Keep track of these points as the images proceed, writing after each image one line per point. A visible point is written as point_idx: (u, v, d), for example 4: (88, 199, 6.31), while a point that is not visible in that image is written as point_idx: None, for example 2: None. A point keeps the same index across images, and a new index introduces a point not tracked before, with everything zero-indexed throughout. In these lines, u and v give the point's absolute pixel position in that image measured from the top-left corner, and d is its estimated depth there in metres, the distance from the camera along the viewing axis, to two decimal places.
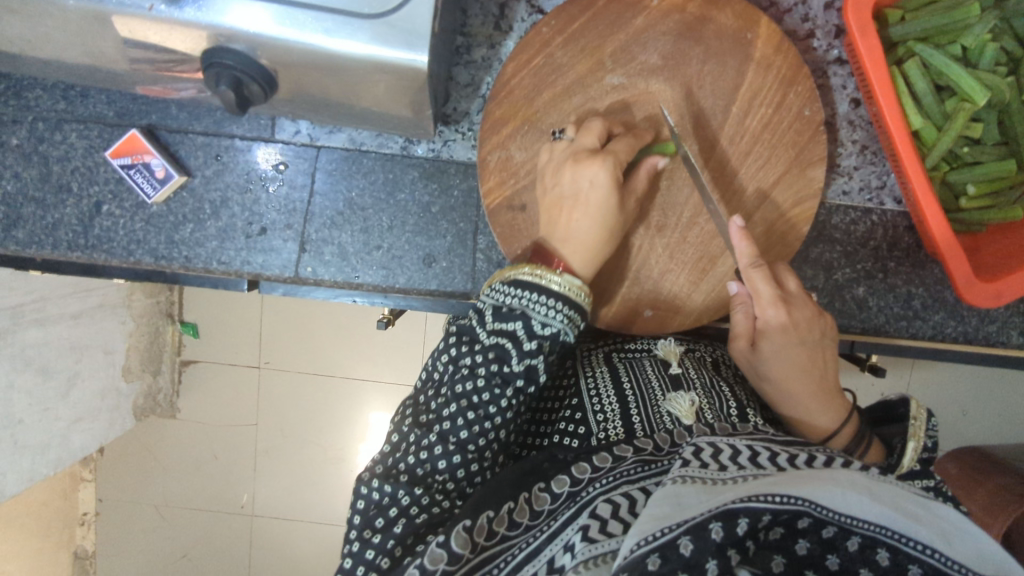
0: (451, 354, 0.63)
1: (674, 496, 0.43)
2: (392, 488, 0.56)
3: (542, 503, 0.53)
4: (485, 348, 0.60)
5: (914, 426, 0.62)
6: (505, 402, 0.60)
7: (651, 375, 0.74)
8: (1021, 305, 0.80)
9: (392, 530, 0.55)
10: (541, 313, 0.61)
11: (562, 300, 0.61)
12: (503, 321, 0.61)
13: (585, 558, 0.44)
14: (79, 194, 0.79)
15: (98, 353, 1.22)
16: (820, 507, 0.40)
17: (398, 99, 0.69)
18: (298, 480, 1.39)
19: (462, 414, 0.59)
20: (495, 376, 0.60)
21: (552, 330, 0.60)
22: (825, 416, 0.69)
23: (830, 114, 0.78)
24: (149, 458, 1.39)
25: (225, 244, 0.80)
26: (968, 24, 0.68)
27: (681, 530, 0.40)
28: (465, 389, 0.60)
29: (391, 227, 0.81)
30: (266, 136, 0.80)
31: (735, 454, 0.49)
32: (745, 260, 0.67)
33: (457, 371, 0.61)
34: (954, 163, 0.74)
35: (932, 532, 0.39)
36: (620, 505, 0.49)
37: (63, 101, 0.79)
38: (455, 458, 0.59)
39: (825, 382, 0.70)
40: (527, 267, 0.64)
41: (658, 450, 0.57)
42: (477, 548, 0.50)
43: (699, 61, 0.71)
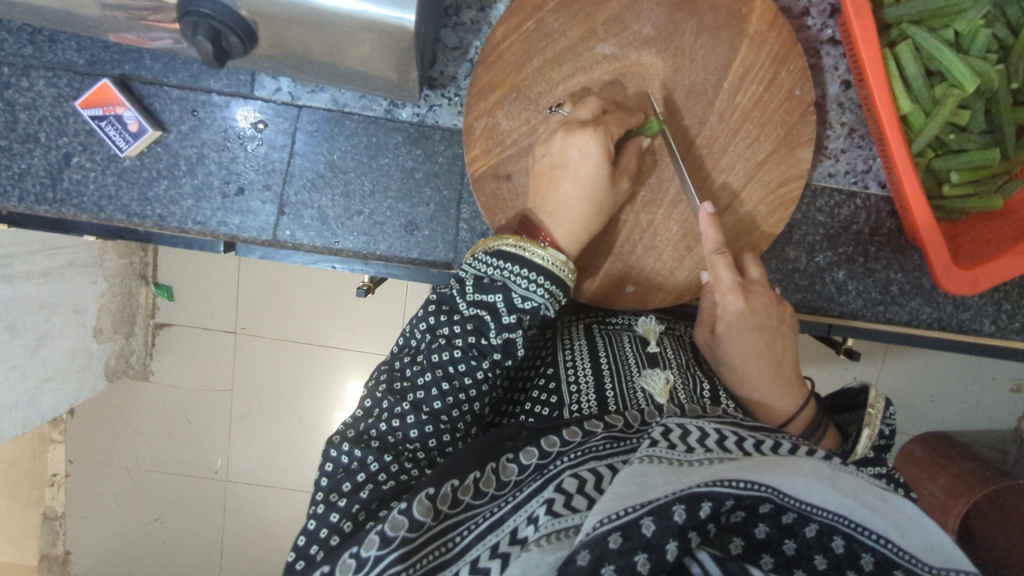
0: (429, 323, 0.62)
1: (639, 476, 0.43)
2: (362, 453, 0.55)
3: (509, 474, 0.54)
4: (464, 319, 0.61)
5: (870, 415, 0.64)
6: (481, 375, 0.60)
7: (628, 352, 0.75)
8: (996, 294, 0.81)
9: (358, 495, 0.53)
10: (522, 287, 0.61)
11: (544, 275, 0.62)
12: (484, 292, 0.61)
13: (549, 532, 0.43)
14: (48, 145, 0.76)
15: (67, 312, 1.19)
16: (782, 493, 0.41)
17: (384, 59, 0.67)
18: (271, 446, 1.39)
19: (437, 384, 0.59)
20: (472, 348, 0.60)
21: (533, 304, 0.61)
22: (783, 400, 0.68)
23: (820, 95, 0.78)
24: (120, 420, 1.38)
25: (201, 204, 0.78)
26: (962, 9, 0.68)
27: (644, 510, 0.39)
28: (442, 358, 0.60)
29: (373, 192, 0.79)
30: (245, 93, 0.78)
31: (703, 437, 0.49)
32: (711, 247, 0.67)
33: (434, 341, 0.61)
34: (939, 150, 0.74)
35: (888, 523, 0.40)
36: (586, 480, 0.49)
37: (29, 46, 0.75)
38: (428, 427, 0.58)
39: (785, 368, 0.70)
40: (511, 238, 0.64)
41: (628, 427, 0.58)
42: (441, 515, 0.49)
43: (692, 34, 0.70)
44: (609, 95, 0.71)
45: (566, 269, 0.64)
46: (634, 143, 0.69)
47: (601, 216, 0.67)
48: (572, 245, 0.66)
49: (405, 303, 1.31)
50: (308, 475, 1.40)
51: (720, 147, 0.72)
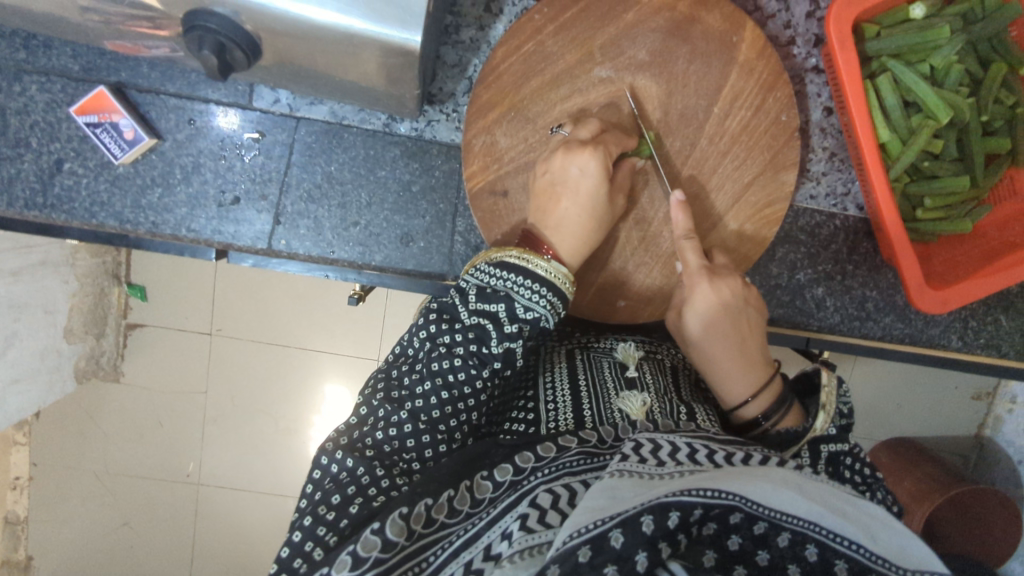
0: (430, 331, 0.63)
1: (610, 490, 0.46)
2: (353, 463, 0.56)
3: (483, 491, 0.55)
4: (465, 327, 0.62)
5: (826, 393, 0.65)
6: (480, 384, 0.62)
7: (607, 375, 0.76)
8: (963, 311, 0.86)
9: (347, 510, 0.53)
10: (524, 297, 0.64)
11: (546, 287, 0.64)
12: (486, 302, 0.63)
13: (522, 549, 0.46)
14: (39, 150, 0.75)
15: (38, 313, 1.16)
16: (751, 501, 0.44)
17: (386, 76, 0.69)
18: (246, 452, 1.38)
19: (436, 393, 0.61)
20: (473, 356, 0.62)
21: (534, 314, 0.63)
22: (745, 378, 0.70)
23: (804, 121, 0.81)
24: (91, 424, 1.35)
25: (195, 212, 0.78)
26: (937, 45, 0.72)
27: (613, 523, 0.42)
28: (441, 367, 0.61)
29: (369, 204, 0.80)
30: (243, 103, 0.78)
31: (674, 451, 0.52)
32: (680, 233, 0.72)
33: (434, 349, 0.62)
34: (914, 176, 0.78)
35: (858, 529, 0.43)
36: (560, 496, 0.51)
37: (22, 50, 0.74)
38: (425, 438, 0.60)
39: (747, 348, 0.71)
40: (514, 250, 0.67)
41: (602, 442, 0.61)
42: (413, 535, 0.50)
43: (685, 60, 0.72)
44: (605, 116, 0.73)
45: (566, 283, 0.66)
46: (625, 163, 0.72)
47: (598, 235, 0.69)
48: (574, 255, 0.69)
49: (388, 308, 1.32)
50: (284, 481, 1.39)
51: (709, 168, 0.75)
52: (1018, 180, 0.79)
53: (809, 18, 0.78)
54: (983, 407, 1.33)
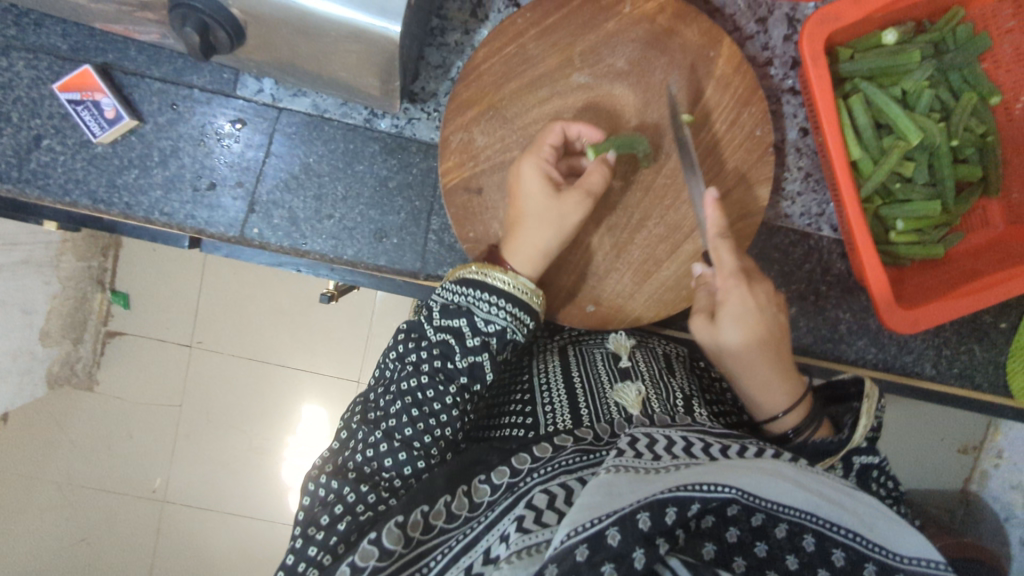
0: (399, 351, 0.64)
1: (606, 485, 0.46)
2: (339, 485, 0.57)
3: (481, 494, 0.57)
4: (431, 343, 0.62)
5: (868, 403, 0.63)
6: (450, 400, 0.61)
7: (601, 369, 0.75)
8: (936, 338, 0.85)
9: (336, 528, 0.54)
10: (484, 311, 0.62)
11: (506, 298, 0.63)
12: (449, 317, 0.63)
13: (520, 549, 0.46)
14: (19, 125, 0.75)
15: (15, 311, 1.09)
16: (749, 495, 0.46)
17: (369, 71, 0.70)
18: (216, 467, 1.34)
19: (406, 411, 0.61)
20: (439, 372, 0.62)
21: (496, 327, 0.62)
22: (779, 393, 0.66)
23: (779, 139, 0.82)
24: (57, 432, 1.29)
25: (170, 195, 0.78)
26: (909, 70, 0.74)
27: (610, 521, 0.43)
28: (410, 386, 0.61)
29: (346, 197, 0.80)
30: (227, 91, 0.78)
31: (669, 445, 0.54)
32: (714, 232, 0.66)
33: (403, 368, 0.63)
34: (886, 198, 0.79)
35: (851, 517, 0.46)
36: (556, 495, 0.51)
37: (14, 27, 0.75)
38: (401, 455, 0.59)
39: (784, 361, 0.67)
40: (473, 266, 0.65)
41: (597, 439, 0.63)
42: (412, 542, 0.52)
43: (663, 71, 0.74)
44: (583, 120, 0.74)
45: (528, 291, 0.64)
46: (598, 167, 0.67)
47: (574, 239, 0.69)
48: (522, 260, 0.66)
49: (371, 325, 1.32)
50: (253, 500, 1.35)
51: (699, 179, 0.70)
52: (990, 211, 0.80)
53: (786, 42, 0.81)
54: (968, 461, 1.26)
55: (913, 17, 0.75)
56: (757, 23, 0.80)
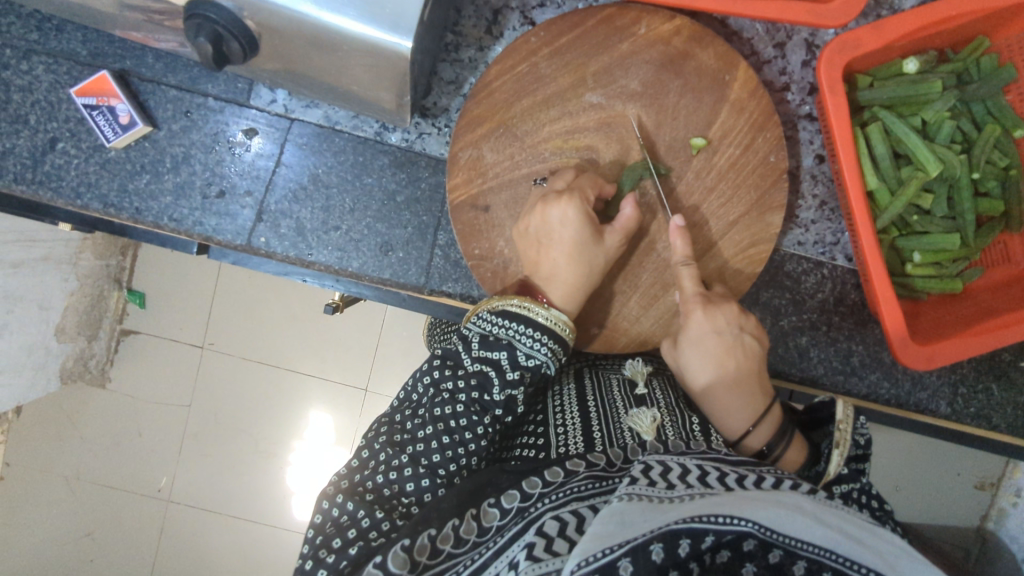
0: (434, 377, 0.64)
1: (619, 513, 0.45)
2: (354, 507, 0.57)
3: (490, 519, 0.54)
4: (468, 374, 0.63)
5: (840, 434, 0.63)
6: (481, 431, 0.62)
7: (616, 395, 0.73)
8: (952, 375, 0.83)
9: (348, 552, 0.54)
10: (526, 345, 0.63)
11: (547, 335, 0.64)
12: (489, 349, 0.63)
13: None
14: (36, 127, 0.76)
15: (32, 308, 1.11)
16: (764, 528, 0.44)
17: (383, 86, 0.70)
18: (221, 471, 1.34)
19: (437, 438, 0.61)
20: (475, 403, 0.62)
21: (535, 362, 0.63)
22: (742, 412, 0.68)
23: (795, 165, 0.81)
24: (69, 427, 1.31)
25: (180, 202, 0.78)
26: (929, 99, 0.73)
27: (622, 552, 0.42)
28: (444, 413, 0.62)
29: (353, 210, 0.80)
30: (240, 100, 0.79)
31: (683, 473, 0.52)
32: (679, 258, 0.70)
33: (437, 395, 0.63)
34: (903, 230, 0.77)
35: (873, 555, 0.44)
36: (568, 523, 0.49)
37: (36, 32, 0.76)
38: (424, 481, 0.60)
39: (743, 381, 0.69)
40: (515, 299, 0.66)
41: (610, 465, 0.59)
42: (418, 567, 0.51)
43: (676, 93, 0.73)
44: (593, 140, 0.73)
45: (566, 332, 0.66)
46: (631, 202, 0.69)
47: (595, 269, 0.69)
48: (570, 301, 0.69)
49: (381, 336, 1.32)
50: (256, 504, 1.35)
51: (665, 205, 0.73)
52: (1010, 245, 0.78)
53: (804, 67, 0.80)
54: (986, 498, 1.23)
55: (935, 46, 0.75)
56: (775, 48, 0.79)
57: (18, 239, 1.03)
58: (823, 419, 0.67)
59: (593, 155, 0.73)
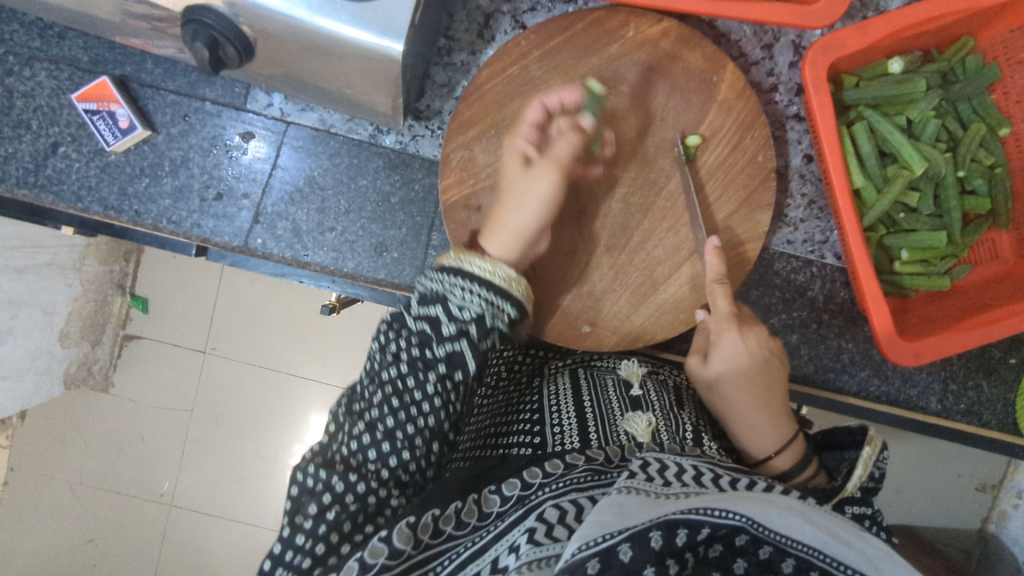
0: (379, 341, 0.61)
1: (617, 505, 0.47)
2: (325, 475, 0.57)
3: (491, 505, 0.56)
4: (408, 332, 0.60)
5: (866, 455, 0.62)
6: (433, 390, 0.59)
7: (612, 395, 0.74)
8: (942, 372, 0.83)
9: (325, 516, 0.56)
10: (459, 296, 0.59)
11: (482, 283, 0.59)
12: (425, 305, 0.60)
13: (530, 560, 0.46)
14: (38, 132, 0.78)
15: (36, 312, 1.13)
16: (757, 525, 0.45)
17: (377, 90, 0.71)
18: (223, 474, 1.35)
19: (387, 402, 0.59)
20: (416, 361, 0.59)
21: (470, 313, 0.59)
22: (769, 434, 0.69)
23: (783, 165, 0.82)
24: (72, 430, 1.33)
25: (178, 204, 0.80)
26: (914, 98, 0.74)
27: (622, 537, 0.44)
28: (390, 376, 0.59)
29: (348, 212, 0.81)
30: (238, 104, 0.81)
31: (679, 472, 0.54)
32: (713, 276, 0.71)
33: (383, 358, 0.61)
34: (891, 228, 0.78)
35: (861, 558, 0.45)
36: (567, 511, 0.50)
37: (38, 39, 0.78)
38: (384, 447, 0.58)
39: (771, 402, 0.70)
40: (452, 249, 0.62)
41: (608, 461, 0.60)
42: (421, 545, 0.52)
43: (664, 95, 0.74)
44: None
45: (509, 278, 0.60)
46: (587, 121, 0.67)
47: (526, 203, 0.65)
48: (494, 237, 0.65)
49: None
50: (257, 507, 1.35)
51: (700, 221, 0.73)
52: (999, 243, 0.79)
53: (791, 68, 0.81)
54: (986, 499, 1.22)
55: (920, 47, 0.76)
56: (763, 49, 0.80)
57: (22, 244, 1.05)
58: (844, 443, 0.67)
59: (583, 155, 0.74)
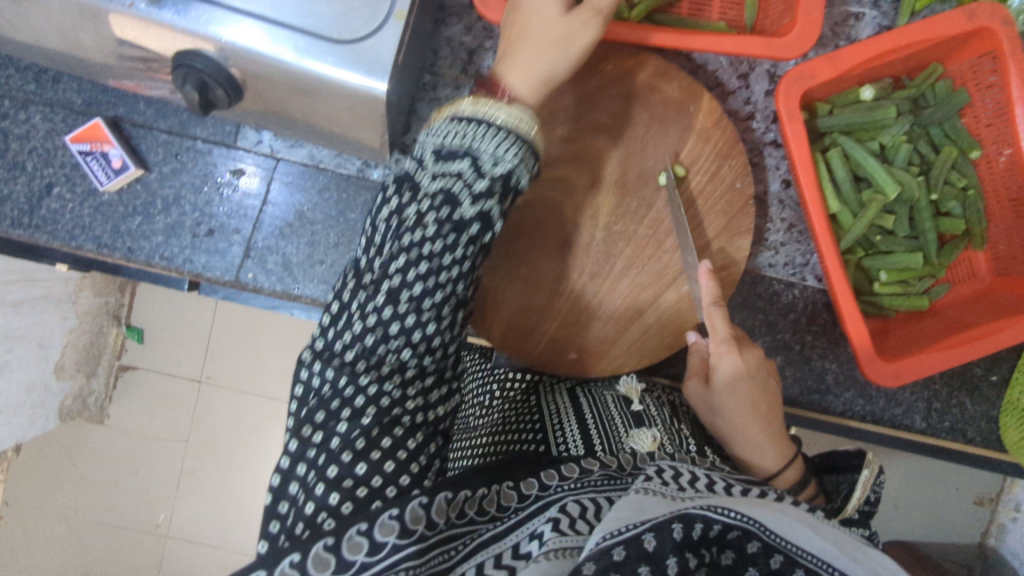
0: (393, 205, 0.55)
1: (636, 502, 0.47)
2: (334, 375, 0.52)
3: (510, 499, 0.53)
4: (428, 193, 0.54)
5: (863, 478, 0.69)
6: (461, 253, 0.55)
7: (615, 413, 0.76)
8: (926, 391, 0.84)
9: (337, 428, 0.50)
10: (489, 148, 0.55)
11: (512, 133, 0.55)
12: (446, 162, 0.55)
13: (555, 547, 0.45)
14: (33, 173, 0.80)
15: (31, 345, 1.12)
16: (767, 530, 0.47)
17: (363, 128, 0.74)
18: (219, 503, 1.35)
19: (414, 266, 0.53)
20: (446, 222, 0.54)
21: (503, 167, 0.55)
22: (771, 454, 0.71)
23: (762, 191, 0.84)
24: (66, 463, 1.33)
25: (170, 241, 0.81)
26: (886, 124, 0.77)
27: (645, 526, 0.44)
28: (414, 240, 0.54)
29: (337, 245, 0.83)
30: (228, 142, 0.82)
31: (693, 479, 0.54)
32: (708, 300, 0.71)
33: (400, 223, 0.54)
34: (869, 249, 0.80)
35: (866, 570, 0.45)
36: (587, 508, 0.50)
37: (33, 83, 0.80)
38: (410, 319, 0.53)
39: (772, 421, 0.72)
40: (465, 100, 0.57)
41: (621, 468, 0.59)
42: (449, 521, 0.49)
43: (644, 125, 0.76)
44: (566, 172, 0.76)
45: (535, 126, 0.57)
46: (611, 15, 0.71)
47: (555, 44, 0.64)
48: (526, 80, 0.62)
49: None
50: (252, 536, 1.35)
51: (691, 250, 0.74)
52: (975, 261, 0.81)
53: (767, 97, 0.83)
54: (985, 514, 1.23)
55: (891, 74, 0.78)
56: (739, 79, 0.82)
57: (19, 278, 1.03)
58: (842, 467, 0.74)
59: (566, 185, 0.76)
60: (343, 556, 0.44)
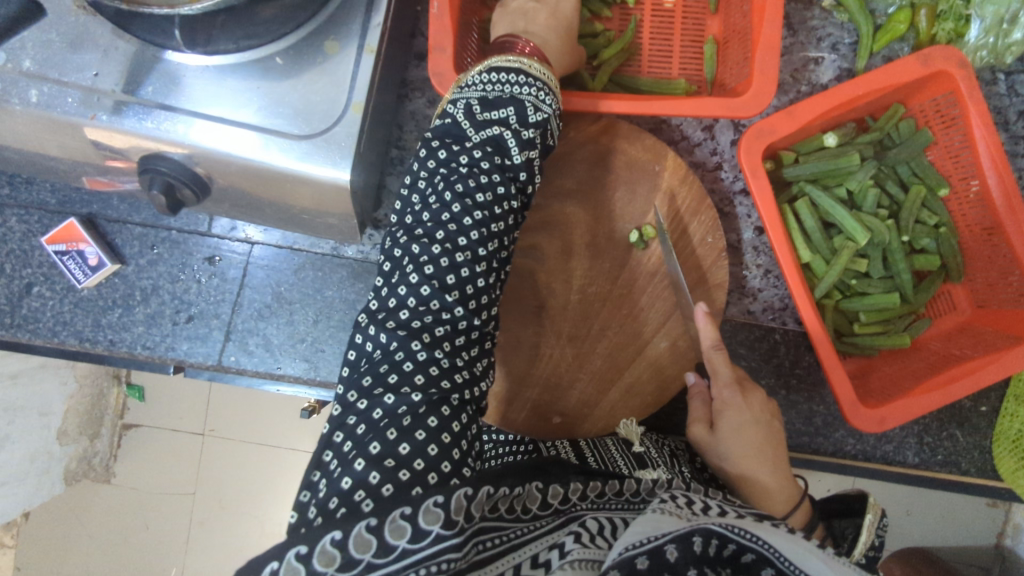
0: (442, 156, 0.60)
1: (655, 519, 0.48)
2: (387, 338, 0.55)
3: (533, 502, 0.53)
4: (478, 144, 0.60)
5: (868, 522, 0.73)
6: (512, 199, 0.60)
7: (616, 454, 0.75)
8: (915, 426, 0.84)
9: (383, 401, 0.51)
10: (530, 99, 0.62)
11: (547, 91, 0.63)
12: (492, 111, 0.61)
13: (574, 560, 0.45)
14: (11, 275, 0.81)
15: (32, 414, 1.16)
16: (782, 556, 0.47)
17: (331, 207, 0.70)
18: (229, 553, 1.32)
19: (469, 213, 0.58)
20: (498, 166, 0.60)
21: (541, 116, 0.62)
22: (778, 496, 0.69)
23: (734, 239, 0.84)
24: (75, 525, 1.34)
25: (151, 329, 0.82)
26: (851, 171, 0.77)
27: (667, 538, 0.45)
28: (467, 189, 0.58)
29: (316, 321, 0.83)
30: (202, 230, 0.83)
31: (708, 507, 0.52)
32: (709, 345, 0.69)
33: (452, 171, 0.59)
34: (846, 292, 0.81)
35: None
36: (604, 526, 0.51)
37: (7, 187, 0.82)
38: (465, 271, 0.57)
39: (778, 459, 0.70)
40: (502, 57, 0.64)
41: (633, 495, 0.58)
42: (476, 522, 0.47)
43: (611, 188, 0.77)
44: (537, 239, 0.77)
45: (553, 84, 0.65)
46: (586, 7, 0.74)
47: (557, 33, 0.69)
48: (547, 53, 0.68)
49: None
50: None
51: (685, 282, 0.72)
52: (955, 295, 0.81)
53: (733, 147, 0.83)
54: (998, 514, 1.13)
55: (853, 117, 0.78)
56: (703, 132, 0.83)
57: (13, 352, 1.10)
58: (847, 509, 0.77)
59: (537, 253, 0.77)
60: (386, 539, 0.43)
